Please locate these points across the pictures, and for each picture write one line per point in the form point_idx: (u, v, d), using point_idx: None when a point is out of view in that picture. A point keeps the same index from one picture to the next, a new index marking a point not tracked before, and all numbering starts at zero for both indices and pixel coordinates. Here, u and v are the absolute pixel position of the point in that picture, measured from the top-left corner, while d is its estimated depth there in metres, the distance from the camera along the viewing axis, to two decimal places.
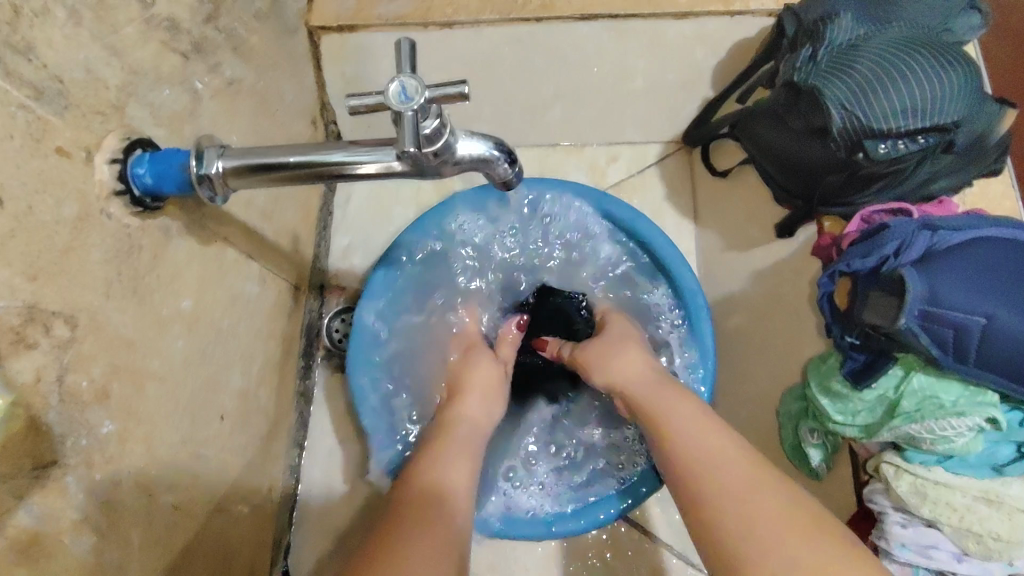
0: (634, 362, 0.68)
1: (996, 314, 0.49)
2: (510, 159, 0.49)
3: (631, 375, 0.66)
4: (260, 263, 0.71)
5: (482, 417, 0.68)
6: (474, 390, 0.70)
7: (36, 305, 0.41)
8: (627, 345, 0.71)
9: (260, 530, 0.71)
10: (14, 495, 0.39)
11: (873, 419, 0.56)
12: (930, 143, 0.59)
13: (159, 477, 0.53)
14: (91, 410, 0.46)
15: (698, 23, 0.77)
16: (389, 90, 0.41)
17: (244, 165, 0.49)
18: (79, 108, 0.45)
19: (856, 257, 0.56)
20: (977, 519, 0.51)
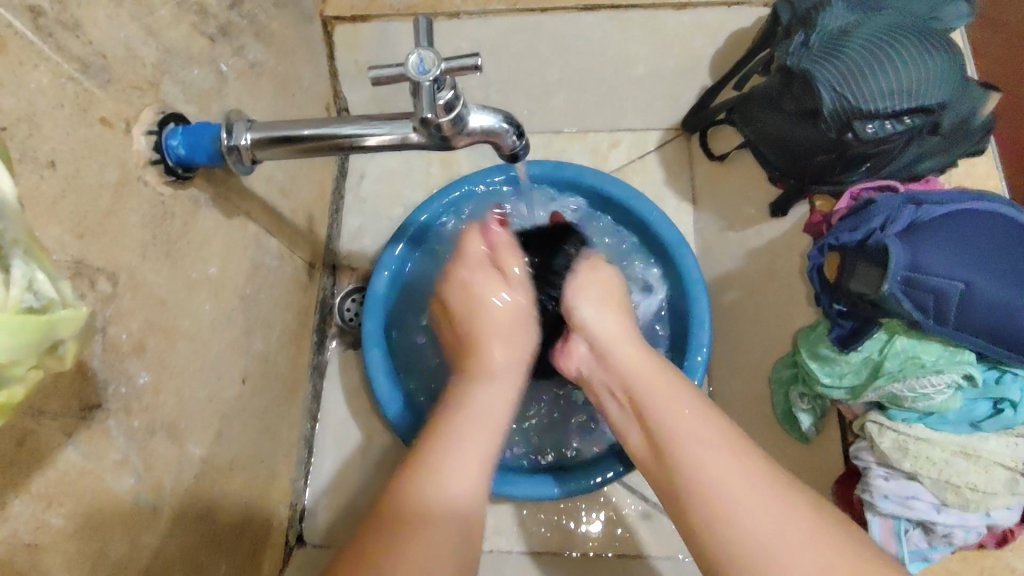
0: (613, 326, 0.63)
1: (973, 280, 0.52)
2: (518, 132, 0.52)
3: (606, 334, 0.62)
4: (278, 238, 0.74)
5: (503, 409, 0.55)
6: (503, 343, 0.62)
7: (83, 260, 0.45)
8: (608, 305, 0.65)
9: (277, 492, 0.75)
10: (64, 432, 0.43)
11: (859, 380, 0.60)
12: (915, 123, 0.62)
13: (187, 431, 0.57)
14: (129, 361, 0.49)
15: (695, 13, 0.83)
16: (409, 62, 0.45)
17: (266, 138, 0.53)
18: (120, 82, 0.49)
19: (843, 231, 0.59)
20: (955, 472, 0.54)
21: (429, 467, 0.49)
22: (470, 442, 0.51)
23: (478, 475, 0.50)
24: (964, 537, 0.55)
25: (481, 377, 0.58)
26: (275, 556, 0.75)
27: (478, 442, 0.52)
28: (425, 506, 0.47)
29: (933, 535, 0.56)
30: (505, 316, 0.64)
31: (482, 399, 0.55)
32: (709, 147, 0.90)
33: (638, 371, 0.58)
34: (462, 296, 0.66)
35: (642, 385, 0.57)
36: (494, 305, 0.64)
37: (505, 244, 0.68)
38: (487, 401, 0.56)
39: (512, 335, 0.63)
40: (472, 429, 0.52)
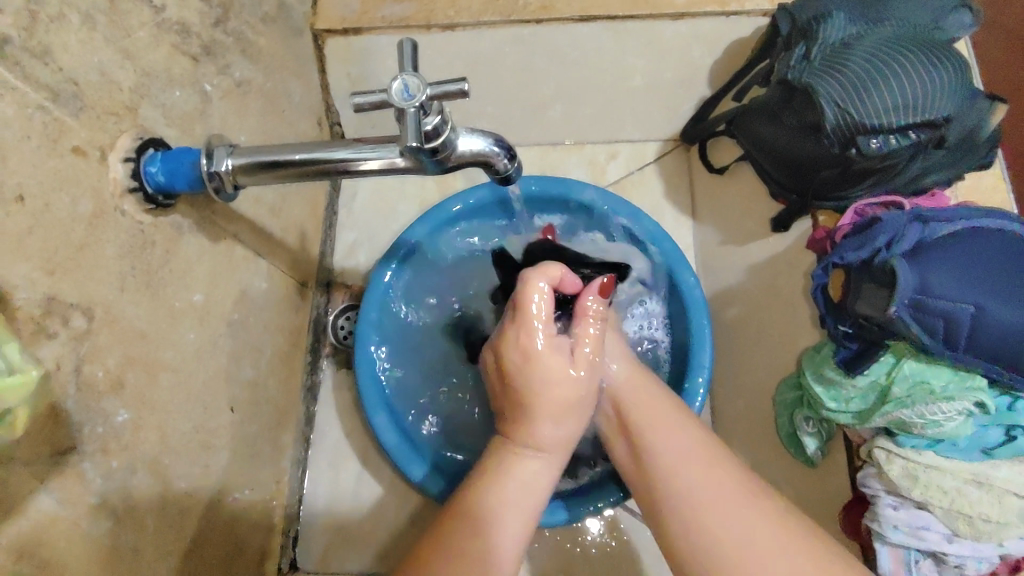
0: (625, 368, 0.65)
1: (984, 304, 0.50)
2: (509, 155, 0.50)
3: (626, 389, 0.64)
4: (267, 260, 0.73)
5: (552, 438, 0.57)
6: (512, 349, 0.59)
7: (55, 298, 0.43)
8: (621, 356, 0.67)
9: (269, 521, 0.73)
10: (34, 479, 0.41)
11: (866, 406, 0.58)
12: (921, 138, 0.61)
13: (171, 466, 0.55)
14: (107, 399, 0.47)
15: (695, 23, 0.80)
16: (392, 88, 0.43)
17: (252, 164, 0.50)
18: (94, 109, 0.47)
19: (848, 249, 0.57)
20: (967, 502, 0.52)
21: (489, 530, 0.51)
22: (515, 498, 0.54)
23: (519, 527, 0.53)
24: (976, 568, 0.53)
25: (523, 448, 0.56)
26: None
27: (525, 501, 0.54)
28: (483, 566, 0.50)
29: (944, 566, 0.54)
30: (562, 394, 0.57)
31: (521, 471, 0.55)
32: (708, 159, 0.88)
33: (638, 403, 0.62)
34: (519, 356, 0.58)
35: (642, 415, 0.61)
36: (545, 373, 0.56)
37: (549, 316, 0.60)
38: (528, 480, 0.55)
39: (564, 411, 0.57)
40: (513, 490, 0.54)
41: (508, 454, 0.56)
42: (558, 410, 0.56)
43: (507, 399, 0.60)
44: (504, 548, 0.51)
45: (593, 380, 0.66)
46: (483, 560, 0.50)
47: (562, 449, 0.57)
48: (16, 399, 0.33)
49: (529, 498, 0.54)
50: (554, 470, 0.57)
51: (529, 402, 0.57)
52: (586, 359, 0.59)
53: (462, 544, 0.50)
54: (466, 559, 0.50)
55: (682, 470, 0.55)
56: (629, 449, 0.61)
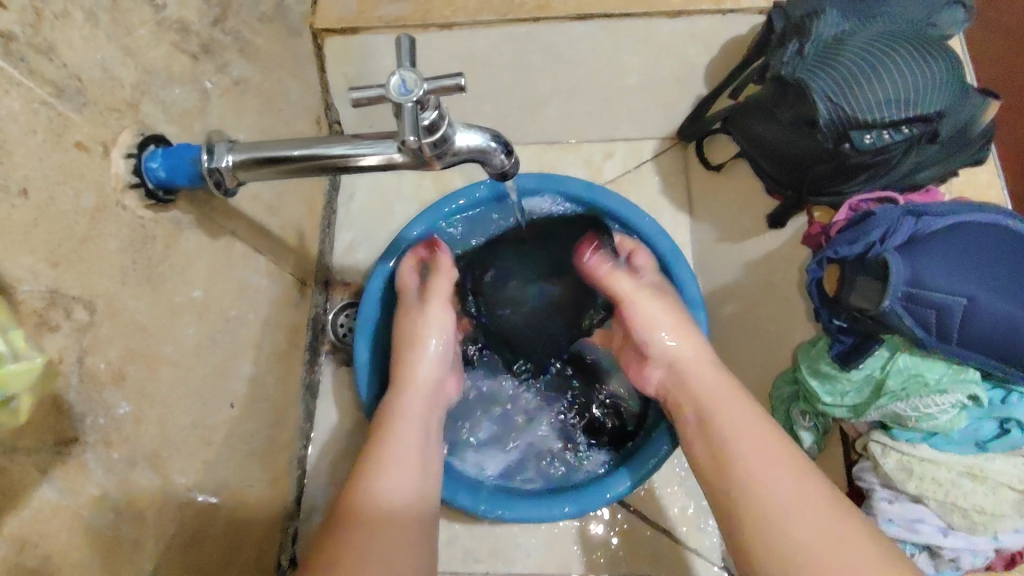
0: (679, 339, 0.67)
1: (977, 295, 0.51)
2: (507, 150, 0.51)
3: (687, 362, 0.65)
4: (266, 257, 0.73)
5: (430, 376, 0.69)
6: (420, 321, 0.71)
7: (59, 290, 0.43)
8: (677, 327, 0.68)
9: (268, 516, 0.73)
10: (38, 468, 0.41)
11: (861, 400, 0.58)
12: (915, 133, 0.61)
13: (171, 459, 0.55)
14: (108, 391, 0.48)
15: (690, 20, 0.80)
16: (389, 83, 0.44)
17: (251, 159, 0.51)
18: (97, 105, 0.47)
19: (842, 244, 0.57)
20: (962, 494, 0.53)
21: (374, 473, 0.57)
22: (403, 450, 0.60)
23: (411, 470, 0.59)
24: (971, 561, 0.54)
25: (405, 389, 0.66)
26: None
27: (406, 450, 0.60)
28: (372, 507, 0.55)
29: (939, 560, 0.55)
30: (430, 374, 0.69)
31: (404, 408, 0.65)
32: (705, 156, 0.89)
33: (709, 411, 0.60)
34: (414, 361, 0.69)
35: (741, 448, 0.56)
36: (428, 350, 0.70)
37: (446, 273, 0.74)
38: (411, 418, 0.64)
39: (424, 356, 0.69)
40: (405, 420, 0.63)
41: (385, 417, 0.64)
42: (421, 376, 0.68)
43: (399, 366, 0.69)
44: (393, 488, 0.57)
45: (662, 369, 0.68)
46: (374, 502, 0.55)
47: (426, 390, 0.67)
48: (21, 384, 0.33)
49: (411, 451, 0.61)
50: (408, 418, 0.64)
51: (402, 369, 0.69)
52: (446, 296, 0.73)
53: (360, 496, 0.55)
54: (368, 512, 0.54)
55: (796, 516, 0.50)
56: (697, 433, 0.61)
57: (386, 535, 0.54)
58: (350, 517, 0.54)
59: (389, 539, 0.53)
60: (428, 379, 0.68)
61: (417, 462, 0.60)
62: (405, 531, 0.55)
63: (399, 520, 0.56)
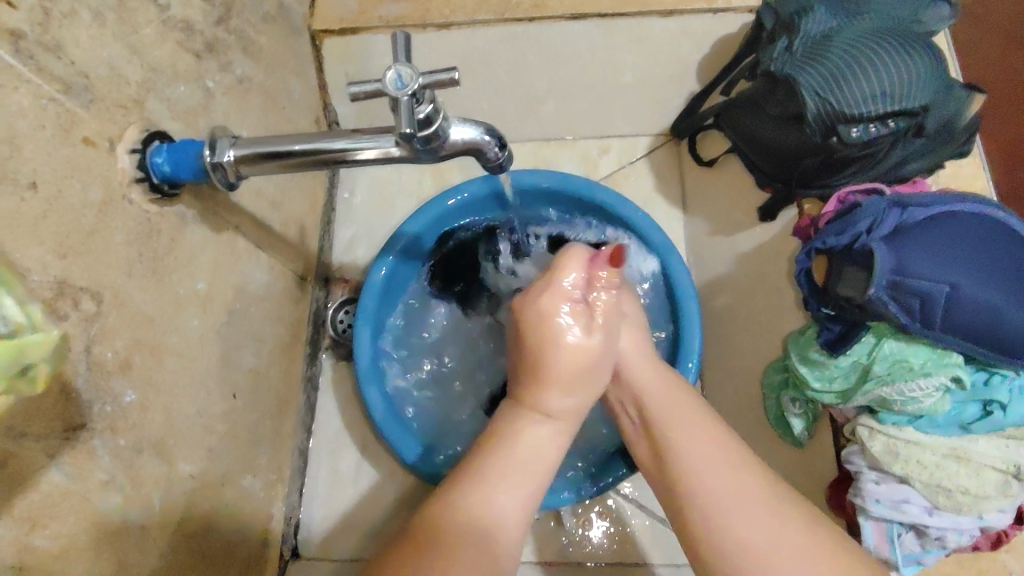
0: (630, 340, 0.63)
1: (959, 283, 0.52)
2: (500, 143, 0.52)
3: (630, 358, 0.62)
4: (268, 252, 0.75)
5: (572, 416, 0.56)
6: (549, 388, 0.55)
7: (66, 281, 0.45)
8: (635, 328, 0.64)
9: (270, 507, 0.75)
10: (46, 453, 0.43)
11: (848, 385, 0.60)
12: (899, 126, 0.63)
13: (176, 447, 0.57)
14: (115, 379, 0.49)
15: (683, 20, 0.84)
16: (386, 77, 0.45)
17: (252, 154, 0.53)
18: (104, 102, 0.49)
19: (830, 234, 0.59)
20: (946, 475, 0.54)
21: (475, 483, 0.51)
22: (519, 461, 0.53)
23: (524, 492, 0.52)
24: (957, 540, 0.55)
25: (535, 413, 0.55)
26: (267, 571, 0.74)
27: (529, 463, 0.53)
28: (455, 521, 0.48)
29: (926, 539, 0.56)
30: (578, 364, 0.55)
31: (534, 434, 0.54)
32: (698, 153, 0.90)
33: (655, 394, 0.60)
34: (541, 326, 0.56)
35: (664, 409, 0.58)
36: (565, 340, 0.55)
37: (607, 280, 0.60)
38: (540, 447, 0.54)
39: (574, 383, 0.55)
40: (533, 436, 0.54)
41: (507, 421, 0.55)
42: (565, 410, 0.56)
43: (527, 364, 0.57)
44: (498, 508, 0.50)
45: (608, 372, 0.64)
46: (458, 518, 0.49)
47: (570, 416, 0.56)
48: (37, 356, 0.33)
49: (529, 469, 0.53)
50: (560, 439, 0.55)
51: (542, 376, 0.55)
52: (609, 318, 0.59)
53: (447, 511, 0.49)
54: (454, 520, 0.48)
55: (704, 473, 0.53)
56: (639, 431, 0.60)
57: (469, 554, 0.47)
58: (437, 529, 0.48)
59: (480, 557, 0.48)
60: (568, 414, 0.56)
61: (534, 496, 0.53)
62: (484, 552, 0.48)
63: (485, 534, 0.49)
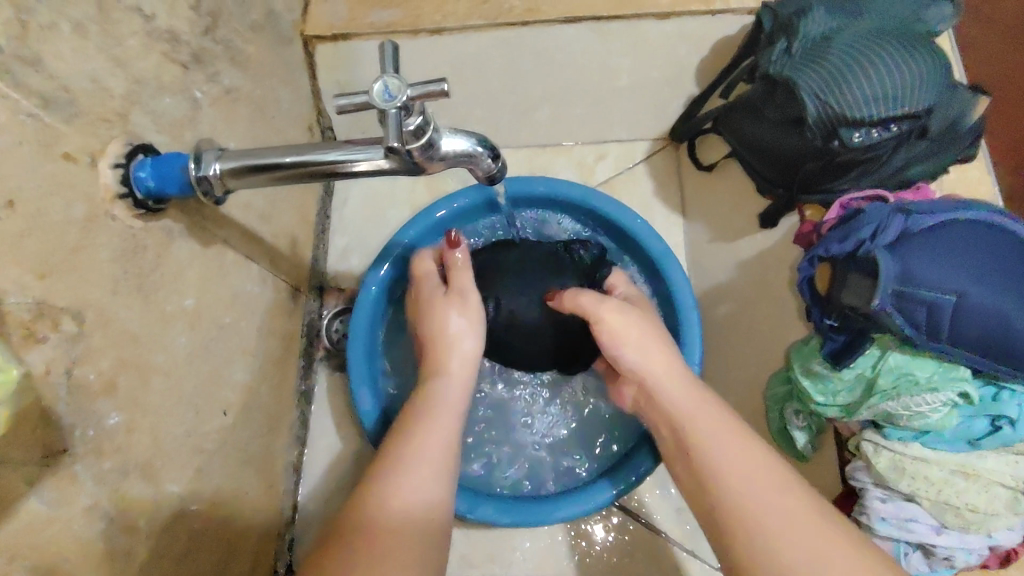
0: (661, 362, 0.59)
1: (965, 293, 0.51)
2: (493, 154, 0.51)
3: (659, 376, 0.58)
4: (260, 265, 0.73)
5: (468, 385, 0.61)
6: (450, 356, 0.62)
7: (46, 302, 0.44)
8: (648, 341, 0.61)
9: (263, 523, 0.74)
10: (26, 480, 0.42)
11: (853, 398, 0.58)
12: (902, 129, 0.61)
13: (164, 468, 0.55)
14: (100, 402, 0.48)
15: (680, 22, 0.80)
16: (373, 89, 0.44)
17: (240, 166, 0.51)
18: (86, 116, 0.47)
19: (833, 241, 0.57)
20: (954, 492, 0.53)
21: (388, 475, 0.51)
22: (427, 461, 0.53)
23: (439, 483, 0.52)
24: (965, 560, 0.54)
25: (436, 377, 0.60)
26: None
27: (436, 458, 0.53)
28: (387, 511, 0.49)
29: (933, 559, 0.54)
30: (470, 350, 0.63)
31: (442, 393, 0.59)
32: (697, 157, 0.89)
33: (679, 404, 0.56)
34: (432, 329, 0.65)
35: (692, 429, 0.53)
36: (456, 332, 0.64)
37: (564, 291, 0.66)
38: (443, 400, 0.58)
39: (463, 371, 0.62)
40: (449, 384, 0.60)
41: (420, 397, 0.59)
42: (453, 364, 0.61)
43: (428, 357, 0.64)
44: (418, 498, 0.50)
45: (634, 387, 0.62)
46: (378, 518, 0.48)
47: (466, 374, 0.62)
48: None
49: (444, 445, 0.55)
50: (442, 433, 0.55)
51: (433, 360, 0.63)
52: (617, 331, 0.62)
53: (362, 503, 0.49)
54: (380, 524, 0.48)
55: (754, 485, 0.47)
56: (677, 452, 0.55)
57: (380, 535, 0.47)
58: (356, 512, 0.48)
59: (416, 543, 0.48)
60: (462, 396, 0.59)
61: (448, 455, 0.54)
62: (416, 534, 0.49)
63: (409, 522, 0.49)
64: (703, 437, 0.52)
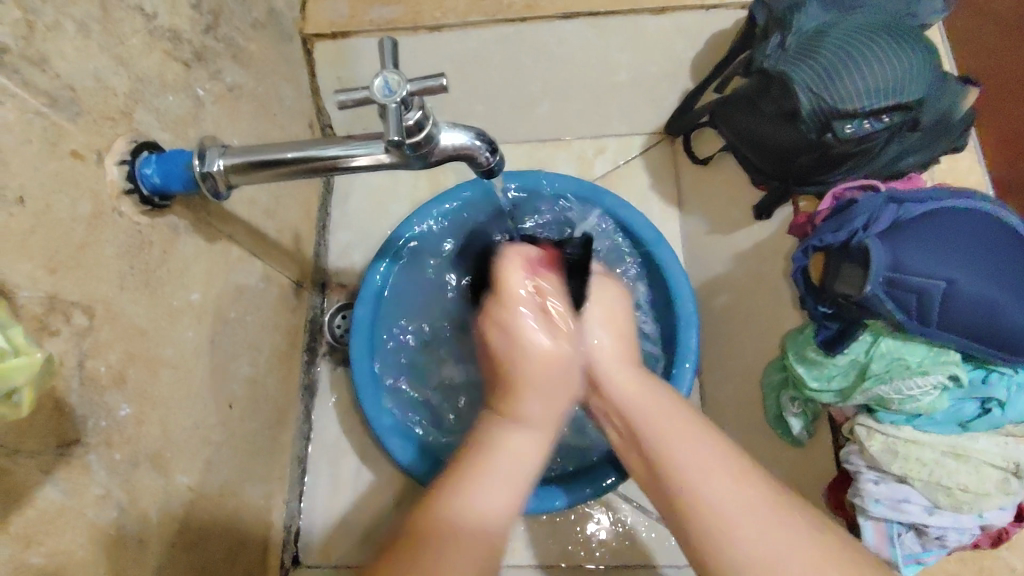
0: (612, 351, 0.55)
1: (955, 279, 0.52)
2: (491, 148, 0.52)
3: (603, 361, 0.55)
4: (263, 260, 0.74)
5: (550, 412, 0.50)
6: (537, 368, 0.50)
7: (57, 296, 0.45)
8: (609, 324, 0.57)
9: (269, 515, 0.74)
10: (41, 469, 0.43)
11: (847, 383, 0.60)
12: (894, 121, 0.62)
13: (173, 459, 0.57)
14: (109, 394, 0.49)
15: (675, 17, 0.82)
16: (374, 85, 0.45)
17: (244, 162, 0.52)
18: (90, 114, 0.48)
19: (827, 232, 0.59)
20: (945, 473, 0.54)
21: (462, 484, 0.45)
22: (507, 467, 0.46)
23: (509, 490, 0.46)
24: (958, 539, 0.55)
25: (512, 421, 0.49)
26: None
27: (522, 468, 0.47)
28: (454, 529, 0.44)
29: (925, 538, 0.56)
30: (550, 370, 0.50)
31: (514, 443, 0.48)
32: (694, 151, 0.90)
33: (651, 409, 0.52)
34: (506, 345, 0.52)
35: (659, 429, 0.50)
36: (529, 333, 0.51)
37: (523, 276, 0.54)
38: (517, 451, 0.47)
39: (553, 391, 0.50)
40: (520, 435, 0.48)
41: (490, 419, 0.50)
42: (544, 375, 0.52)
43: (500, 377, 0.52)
44: (489, 503, 0.45)
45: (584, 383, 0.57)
46: (461, 522, 0.44)
47: (550, 426, 0.49)
48: (21, 379, 0.35)
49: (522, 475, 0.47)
50: (547, 438, 0.49)
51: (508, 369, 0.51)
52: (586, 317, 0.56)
53: (441, 514, 0.44)
54: (454, 529, 0.44)
55: (708, 476, 0.46)
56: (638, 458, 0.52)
57: (450, 542, 0.43)
58: (425, 533, 0.43)
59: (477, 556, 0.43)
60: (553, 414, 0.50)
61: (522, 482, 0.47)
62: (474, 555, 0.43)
63: (476, 540, 0.44)
64: (673, 438, 0.49)
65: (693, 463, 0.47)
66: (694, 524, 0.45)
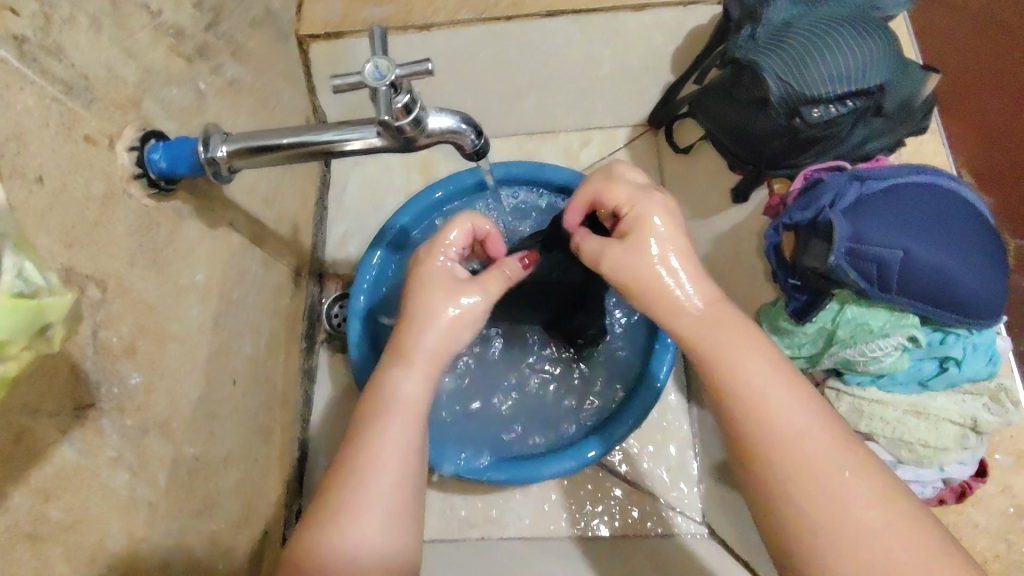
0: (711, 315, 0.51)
1: (911, 248, 0.56)
2: (477, 131, 0.56)
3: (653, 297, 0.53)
4: (262, 247, 0.78)
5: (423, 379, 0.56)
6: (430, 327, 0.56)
7: (73, 269, 0.48)
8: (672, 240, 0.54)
9: (271, 492, 0.77)
10: (59, 428, 0.46)
11: (815, 349, 0.63)
12: (858, 105, 0.66)
13: (181, 429, 0.60)
14: (121, 362, 0.52)
15: (655, 14, 0.86)
16: (365, 69, 0.48)
17: (245, 147, 0.56)
18: (102, 102, 0.52)
19: (796, 210, 0.63)
20: (907, 431, 0.58)
21: (347, 490, 0.50)
22: (380, 465, 0.51)
23: (381, 488, 0.51)
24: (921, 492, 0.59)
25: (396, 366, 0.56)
26: (271, 555, 0.77)
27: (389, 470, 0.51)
28: (334, 552, 0.48)
29: None
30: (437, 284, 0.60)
31: (397, 391, 0.54)
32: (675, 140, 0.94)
33: (722, 345, 0.49)
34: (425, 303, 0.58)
35: (721, 364, 0.49)
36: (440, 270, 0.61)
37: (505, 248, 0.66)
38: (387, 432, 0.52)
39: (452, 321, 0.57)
40: (389, 425, 0.53)
41: (374, 393, 0.55)
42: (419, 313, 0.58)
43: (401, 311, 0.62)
44: (359, 535, 0.49)
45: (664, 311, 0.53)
46: (332, 549, 0.48)
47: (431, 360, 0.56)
48: (55, 316, 0.35)
49: (391, 466, 0.52)
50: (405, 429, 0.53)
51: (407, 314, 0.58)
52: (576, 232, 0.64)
53: (317, 537, 0.49)
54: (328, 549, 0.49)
55: (772, 402, 0.47)
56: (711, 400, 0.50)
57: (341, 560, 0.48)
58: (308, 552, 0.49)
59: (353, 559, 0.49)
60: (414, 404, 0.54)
61: (399, 468, 0.52)
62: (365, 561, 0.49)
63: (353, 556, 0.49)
64: (732, 364, 0.49)
65: (760, 384, 0.47)
66: (763, 469, 0.46)
